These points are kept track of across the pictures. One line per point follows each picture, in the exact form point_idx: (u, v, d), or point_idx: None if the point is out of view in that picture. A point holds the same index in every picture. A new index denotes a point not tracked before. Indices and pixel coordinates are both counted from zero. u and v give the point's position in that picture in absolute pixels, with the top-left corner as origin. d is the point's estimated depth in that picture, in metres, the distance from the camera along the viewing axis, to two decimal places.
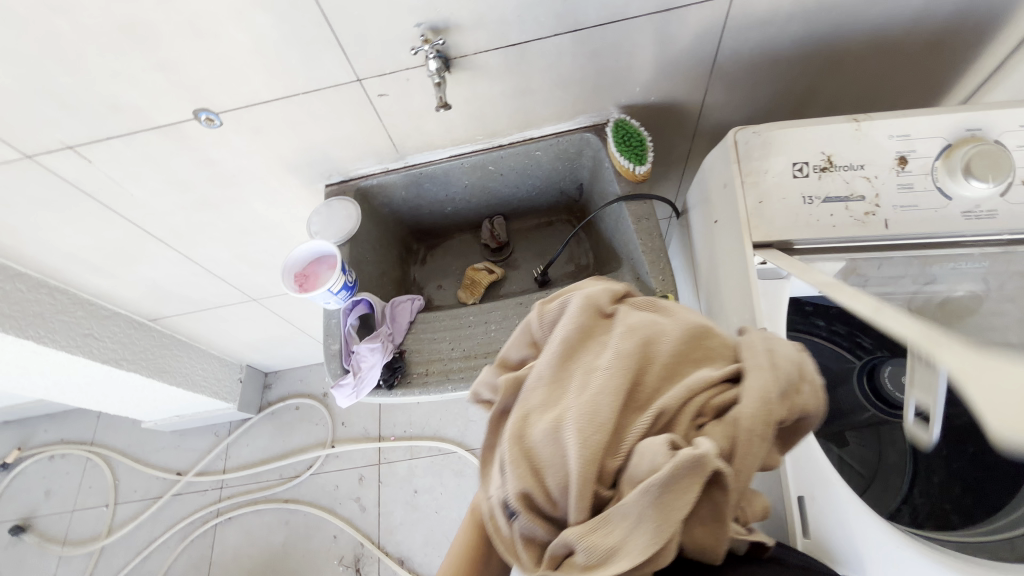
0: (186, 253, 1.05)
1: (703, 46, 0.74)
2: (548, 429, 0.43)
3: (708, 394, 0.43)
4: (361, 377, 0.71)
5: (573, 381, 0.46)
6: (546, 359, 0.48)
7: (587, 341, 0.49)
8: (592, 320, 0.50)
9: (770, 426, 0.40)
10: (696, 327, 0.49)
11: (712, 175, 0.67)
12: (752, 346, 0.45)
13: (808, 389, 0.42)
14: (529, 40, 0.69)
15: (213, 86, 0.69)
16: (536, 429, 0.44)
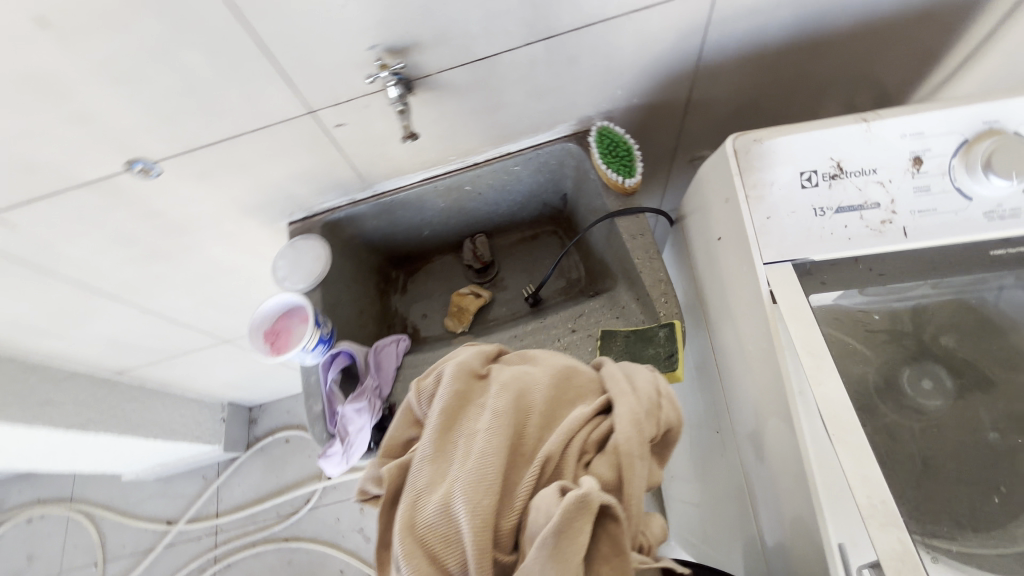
0: (144, 305, 0.96)
1: (686, 42, 0.68)
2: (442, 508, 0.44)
3: (587, 430, 0.49)
4: (350, 442, 0.66)
5: (457, 452, 0.47)
6: (430, 434, 0.49)
7: (465, 406, 0.52)
8: (467, 385, 0.54)
9: (644, 443, 0.48)
10: (563, 369, 0.56)
11: (711, 189, 0.62)
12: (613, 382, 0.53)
13: (667, 403, 0.51)
14: (498, 52, 0.62)
15: (144, 134, 0.60)
16: (431, 510, 0.44)
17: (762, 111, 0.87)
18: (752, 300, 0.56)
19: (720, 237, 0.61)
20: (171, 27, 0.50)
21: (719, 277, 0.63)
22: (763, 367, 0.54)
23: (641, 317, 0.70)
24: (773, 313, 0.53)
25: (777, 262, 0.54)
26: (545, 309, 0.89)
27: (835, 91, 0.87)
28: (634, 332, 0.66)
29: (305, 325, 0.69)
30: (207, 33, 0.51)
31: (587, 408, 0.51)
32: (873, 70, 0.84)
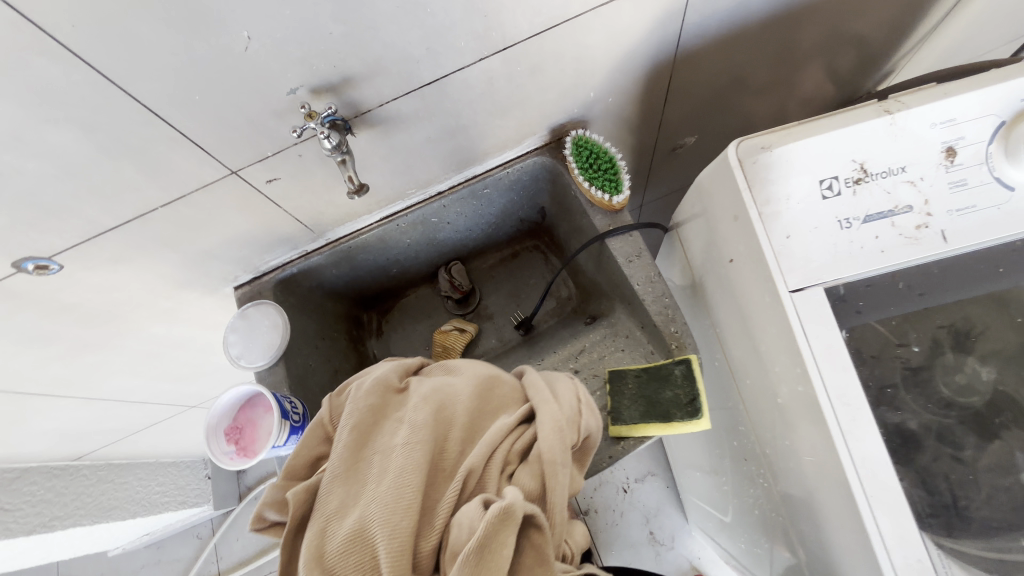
0: (86, 395, 0.84)
1: (663, 31, 0.59)
2: (353, 534, 0.40)
3: (509, 441, 0.48)
4: None
5: (371, 470, 0.44)
6: (341, 454, 0.45)
7: (382, 420, 0.49)
8: (383, 400, 0.50)
9: (568, 450, 0.46)
10: (483, 381, 0.54)
11: (716, 204, 0.54)
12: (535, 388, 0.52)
13: (587, 410, 0.50)
14: (448, 73, 0.52)
15: (26, 230, 0.49)
16: (341, 537, 0.40)
17: (744, 90, 0.80)
18: (778, 333, 0.49)
19: (731, 259, 0.54)
20: (21, 107, 0.38)
21: (733, 302, 0.55)
22: (799, 409, 0.48)
23: (651, 350, 0.63)
24: (806, 350, 0.46)
25: (803, 288, 0.47)
26: (538, 337, 0.82)
27: (819, 54, 0.80)
28: (647, 371, 0.59)
29: (272, 415, 0.60)
30: (73, 106, 0.40)
31: (510, 417, 0.50)
32: (859, 30, 0.76)
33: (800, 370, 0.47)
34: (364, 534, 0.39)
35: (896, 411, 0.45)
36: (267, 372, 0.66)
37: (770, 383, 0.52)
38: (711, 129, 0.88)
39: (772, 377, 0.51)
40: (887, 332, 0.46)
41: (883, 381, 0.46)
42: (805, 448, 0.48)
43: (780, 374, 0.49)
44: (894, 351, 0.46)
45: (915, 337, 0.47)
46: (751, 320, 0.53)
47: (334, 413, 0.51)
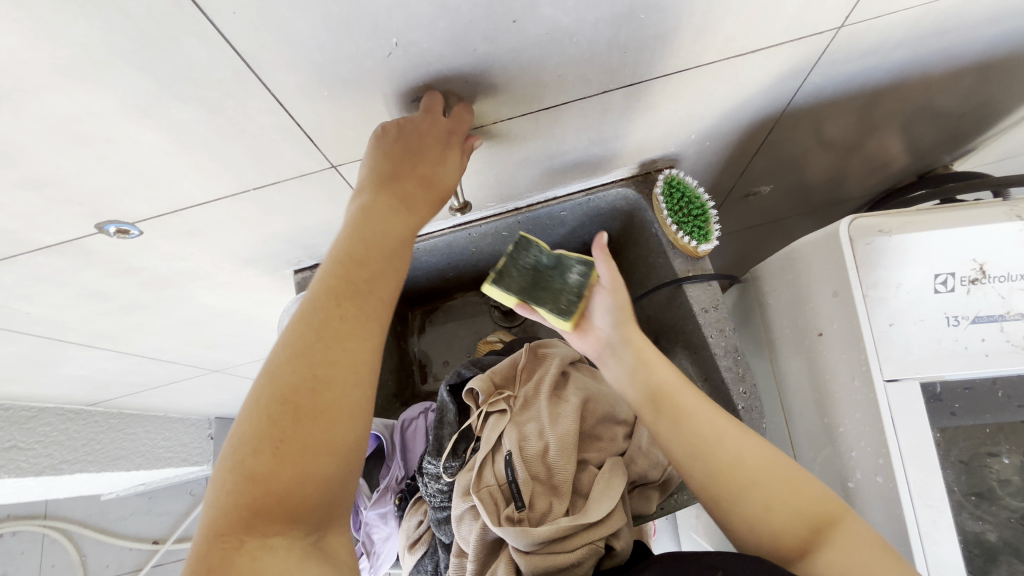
0: (123, 349, 0.83)
1: (782, 86, 0.57)
2: (542, 453, 0.50)
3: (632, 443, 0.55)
4: (376, 554, 0.60)
5: (561, 409, 0.53)
6: (542, 395, 0.54)
7: (562, 382, 0.57)
8: (564, 374, 0.58)
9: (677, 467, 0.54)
10: None
11: (814, 275, 0.53)
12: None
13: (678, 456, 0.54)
14: (568, 101, 0.51)
15: (120, 196, 0.47)
16: (533, 449, 0.50)
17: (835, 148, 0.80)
18: (864, 419, 0.48)
19: (821, 332, 0.53)
20: (156, 82, 0.37)
21: (812, 375, 0.55)
22: (874, 498, 0.47)
23: None
24: (894, 445, 0.45)
25: (900, 379, 0.46)
26: None
27: (917, 123, 0.78)
28: (551, 254, 0.50)
29: None
30: (205, 86, 0.38)
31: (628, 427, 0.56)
32: (960, 108, 0.75)
33: (882, 462, 0.46)
34: (548, 455, 0.50)
35: (981, 518, 0.44)
36: None
37: (841, 465, 0.51)
38: (786, 180, 0.88)
39: (845, 459, 0.50)
40: (980, 437, 0.46)
41: (967, 488, 0.45)
42: None
43: (857, 458, 0.49)
44: (985, 459, 0.45)
45: (1007, 447, 0.46)
46: (830, 397, 0.52)
47: (529, 363, 0.59)
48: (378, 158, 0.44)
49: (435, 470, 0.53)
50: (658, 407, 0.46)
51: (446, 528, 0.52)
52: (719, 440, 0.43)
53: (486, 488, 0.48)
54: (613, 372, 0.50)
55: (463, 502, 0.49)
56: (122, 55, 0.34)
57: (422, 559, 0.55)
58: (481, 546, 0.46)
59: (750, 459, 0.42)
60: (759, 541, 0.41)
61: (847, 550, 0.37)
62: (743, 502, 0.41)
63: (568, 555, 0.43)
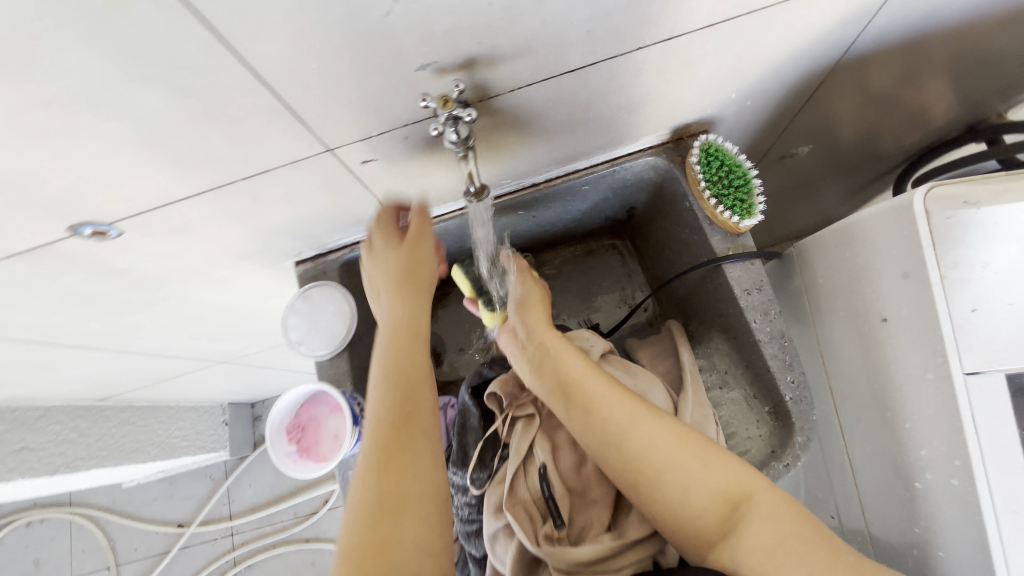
0: (123, 347, 0.79)
1: (842, 30, 0.49)
2: (576, 466, 0.46)
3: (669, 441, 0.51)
4: None
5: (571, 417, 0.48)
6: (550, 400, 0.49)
7: None
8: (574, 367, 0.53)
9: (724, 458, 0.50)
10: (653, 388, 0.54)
11: (877, 254, 0.47)
12: (703, 411, 0.53)
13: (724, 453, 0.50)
14: (597, 61, 0.43)
15: (89, 195, 0.42)
16: (567, 461, 0.46)
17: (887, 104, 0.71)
18: (937, 416, 0.43)
19: (884, 318, 0.47)
20: (110, 62, 0.30)
21: (868, 364, 0.50)
22: (948, 501, 0.43)
23: (754, 394, 0.58)
24: (975, 445, 0.40)
25: (982, 372, 0.41)
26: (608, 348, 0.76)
27: (978, 69, 0.69)
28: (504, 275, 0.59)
29: (338, 417, 0.55)
30: (168, 64, 0.32)
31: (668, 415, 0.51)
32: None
33: (959, 463, 0.41)
34: (583, 465, 0.46)
35: None
36: (329, 363, 0.61)
37: (905, 464, 0.46)
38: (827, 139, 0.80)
39: (911, 457, 0.46)
40: None
41: None
42: (941, 543, 0.44)
43: (927, 458, 0.44)
44: None
45: None
46: (894, 389, 0.47)
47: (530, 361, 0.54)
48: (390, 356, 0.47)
49: (461, 482, 0.51)
50: (569, 395, 0.45)
51: (475, 542, 0.49)
52: (627, 419, 0.41)
53: (521, 504, 0.44)
54: (523, 368, 0.50)
55: (496, 520, 0.45)
56: (60, 32, 0.28)
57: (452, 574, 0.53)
58: (516, 567, 0.42)
59: (662, 438, 0.40)
60: (680, 525, 0.38)
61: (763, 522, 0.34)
62: (659, 487, 0.39)
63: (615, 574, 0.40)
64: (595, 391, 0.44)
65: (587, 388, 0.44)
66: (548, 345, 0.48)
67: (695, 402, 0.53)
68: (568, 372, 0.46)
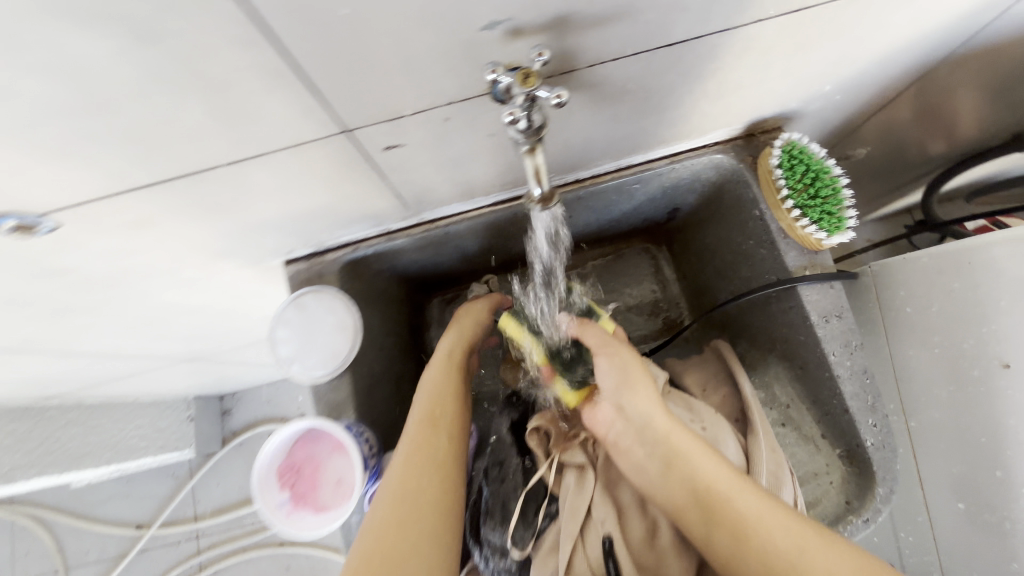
0: (65, 351, 0.66)
1: (973, 17, 0.41)
2: (648, 537, 0.41)
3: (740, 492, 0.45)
4: None
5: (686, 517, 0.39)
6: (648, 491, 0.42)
7: None
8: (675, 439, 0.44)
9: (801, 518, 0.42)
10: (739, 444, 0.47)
11: (1000, 290, 0.40)
12: (776, 458, 0.45)
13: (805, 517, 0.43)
14: (703, 34, 0.34)
15: (7, 178, 0.30)
16: (636, 532, 0.41)
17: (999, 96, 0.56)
18: None
19: (1005, 364, 0.40)
20: None
21: (968, 413, 0.43)
22: None
23: (822, 433, 0.51)
24: None
25: None
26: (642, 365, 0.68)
27: None
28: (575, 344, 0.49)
29: (343, 456, 0.45)
30: None
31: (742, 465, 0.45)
32: None
33: None
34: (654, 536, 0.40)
35: None
36: (329, 387, 0.51)
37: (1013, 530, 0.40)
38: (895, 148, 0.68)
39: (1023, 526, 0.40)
40: None
41: None
42: None
43: None
44: None
45: None
46: (1008, 446, 0.40)
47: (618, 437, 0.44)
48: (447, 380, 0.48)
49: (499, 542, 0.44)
50: (710, 513, 0.35)
51: None
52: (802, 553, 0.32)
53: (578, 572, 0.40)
54: (638, 467, 0.40)
55: None
56: None
57: None
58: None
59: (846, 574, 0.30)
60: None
61: None
62: None
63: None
64: (753, 515, 0.34)
65: (732, 506, 0.34)
66: (667, 442, 0.39)
67: (767, 447, 0.46)
68: (699, 480, 0.37)
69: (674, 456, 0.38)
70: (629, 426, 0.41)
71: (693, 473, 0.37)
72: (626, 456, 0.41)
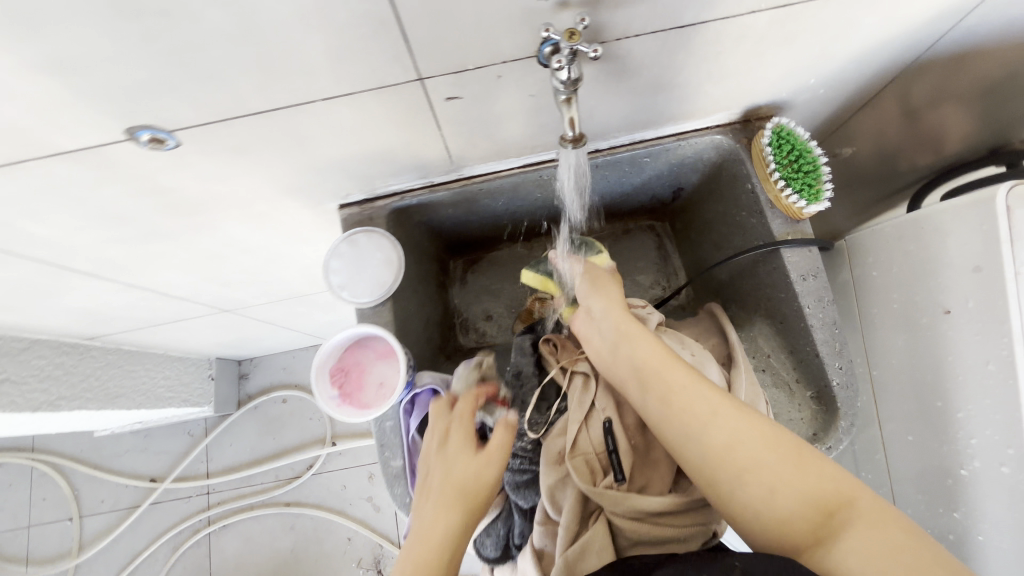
0: (131, 281, 0.74)
1: (932, 25, 0.50)
2: (640, 423, 0.47)
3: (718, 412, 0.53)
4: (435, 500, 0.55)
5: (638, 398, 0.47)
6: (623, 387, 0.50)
7: None
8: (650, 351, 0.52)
9: None
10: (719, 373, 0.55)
11: (944, 250, 0.48)
12: (753, 390, 0.54)
13: None
14: (708, 20, 0.43)
15: (163, 93, 0.39)
16: (629, 419, 0.48)
17: (978, 107, 0.62)
18: (993, 406, 0.44)
19: (947, 310, 0.48)
20: None
21: (918, 356, 0.51)
22: (992, 489, 0.44)
23: (797, 378, 0.59)
24: None
25: None
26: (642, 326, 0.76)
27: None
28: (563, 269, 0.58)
29: (386, 363, 0.53)
30: None
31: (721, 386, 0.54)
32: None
33: (1011, 451, 0.43)
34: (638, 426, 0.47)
35: None
36: (373, 311, 0.59)
37: (950, 451, 0.48)
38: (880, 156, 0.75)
39: (958, 446, 0.47)
40: None
41: None
42: (982, 527, 0.45)
43: (977, 446, 0.46)
44: None
45: None
46: (947, 380, 0.48)
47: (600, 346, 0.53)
48: (441, 507, 0.45)
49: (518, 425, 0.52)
50: (649, 383, 0.43)
51: (525, 493, 0.51)
52: (714, 412, 0.39)
53: (582, 449, 0.47)
54: (600, 355, 0.49)
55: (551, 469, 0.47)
56: None
57: (492, 523, 0.52)
58: (574, 511, 0.44)
59: (746, 435, 0.38)
60: (764, 527, 0.36)
61: (862, 530, 0.33)
62: (743, 483, 0.37)
63: (676, 531, 0.42)
64: (676, 381, 0.42)
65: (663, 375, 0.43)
66: (620, 333, 0.48)
67: (747, 381, 0.55)
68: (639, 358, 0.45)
69: (623, 342, 0.47)
70: (594, 324, 0.50)
71: (636, 353, 0.45)
72: (592, 348, 0.50)
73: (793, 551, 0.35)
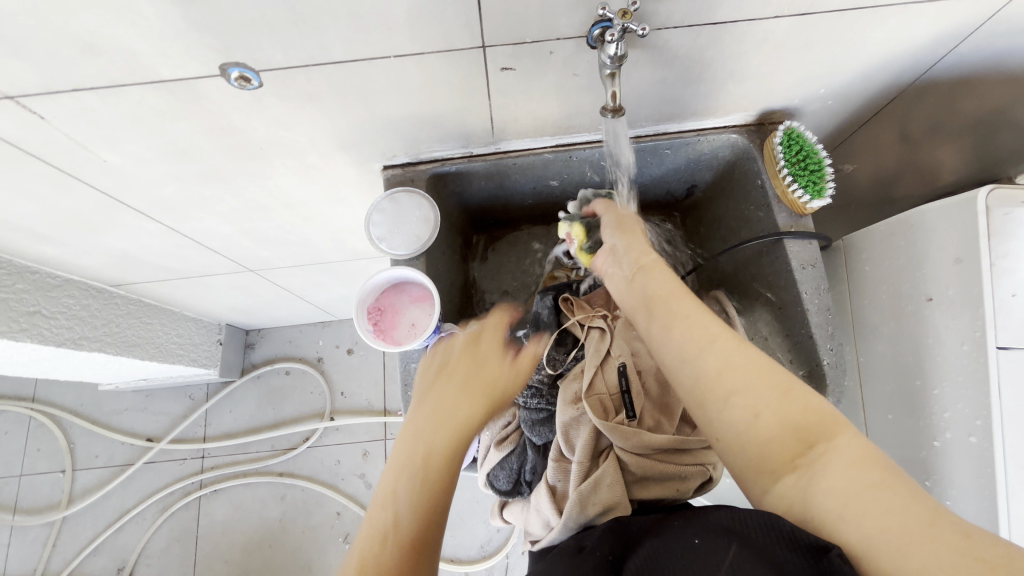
0: (174, 225, 0.79)
1: (931, 48, 0.56)
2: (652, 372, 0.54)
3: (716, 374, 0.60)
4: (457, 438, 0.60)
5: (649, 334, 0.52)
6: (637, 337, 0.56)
7: None
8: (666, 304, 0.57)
9: None
10: None
11: (930, 244, 0.54)
12: None
13: None
14: (738, 19, 0.49)
15: (262, 32, 0.44)
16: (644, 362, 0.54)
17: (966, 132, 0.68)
18: (966, 382, 0.49)
19: (929, 298, 0.53)
20: None
21: (901, 340, 0.56)
22: (961, 457, 0.49)
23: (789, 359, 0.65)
24: (998, 408, 0.47)
25: (1011, 348, 0.48)
26: None
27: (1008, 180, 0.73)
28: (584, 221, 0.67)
29: (418, 306, 0.58)
30: None
31: None
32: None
33: (980, 423, 0.48)
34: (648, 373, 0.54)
35: None
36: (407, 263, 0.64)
37: (926, 426, 0.53)
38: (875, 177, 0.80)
39: (933, 420, 0.52)
40: None
41: None
42: (950, 493, 0.50)
43: (949, 419, 0.51)
44: None
45: None
46: (926, 360, 0.53)
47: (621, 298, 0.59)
48: (438, 431, 0.49)
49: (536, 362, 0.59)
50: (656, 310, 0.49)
51: (539, 430, 0.57)
52: (714, 340, 0.43)
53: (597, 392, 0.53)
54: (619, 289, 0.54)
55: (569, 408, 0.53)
56: None
57: (507, 456, 0.60)
58: (585, 450, 0.50)
59: (740, 363, 0.42)
60: (744, 445, 0.40)
61: (844, 463, 0.35)
62: (728, 404, 0.41)
63: (677, 467, 0.48)
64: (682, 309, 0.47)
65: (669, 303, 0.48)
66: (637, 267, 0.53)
67: None
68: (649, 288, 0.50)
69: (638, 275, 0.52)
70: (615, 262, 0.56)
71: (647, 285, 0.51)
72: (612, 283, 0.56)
73: (769, 474, 0.38)
